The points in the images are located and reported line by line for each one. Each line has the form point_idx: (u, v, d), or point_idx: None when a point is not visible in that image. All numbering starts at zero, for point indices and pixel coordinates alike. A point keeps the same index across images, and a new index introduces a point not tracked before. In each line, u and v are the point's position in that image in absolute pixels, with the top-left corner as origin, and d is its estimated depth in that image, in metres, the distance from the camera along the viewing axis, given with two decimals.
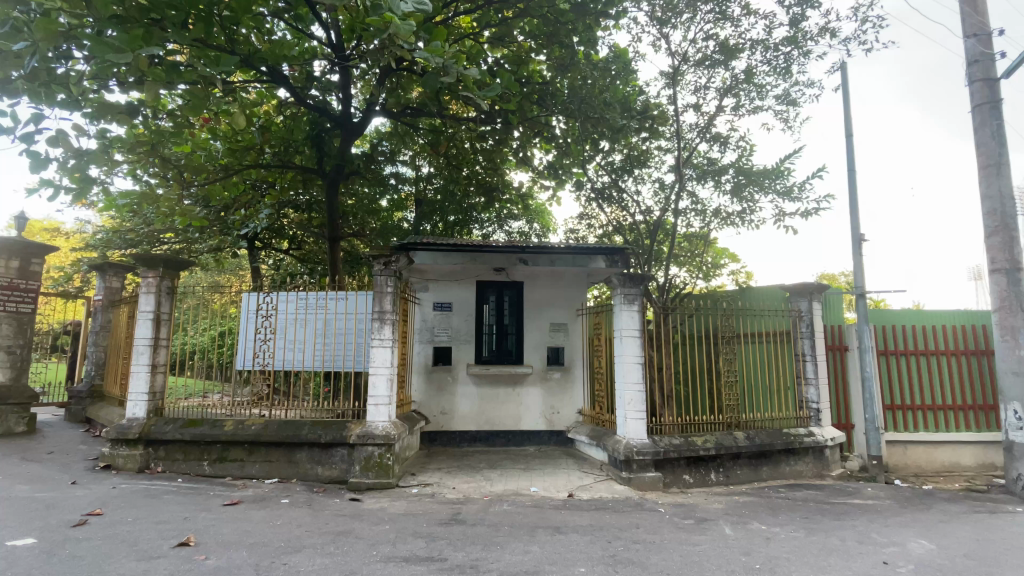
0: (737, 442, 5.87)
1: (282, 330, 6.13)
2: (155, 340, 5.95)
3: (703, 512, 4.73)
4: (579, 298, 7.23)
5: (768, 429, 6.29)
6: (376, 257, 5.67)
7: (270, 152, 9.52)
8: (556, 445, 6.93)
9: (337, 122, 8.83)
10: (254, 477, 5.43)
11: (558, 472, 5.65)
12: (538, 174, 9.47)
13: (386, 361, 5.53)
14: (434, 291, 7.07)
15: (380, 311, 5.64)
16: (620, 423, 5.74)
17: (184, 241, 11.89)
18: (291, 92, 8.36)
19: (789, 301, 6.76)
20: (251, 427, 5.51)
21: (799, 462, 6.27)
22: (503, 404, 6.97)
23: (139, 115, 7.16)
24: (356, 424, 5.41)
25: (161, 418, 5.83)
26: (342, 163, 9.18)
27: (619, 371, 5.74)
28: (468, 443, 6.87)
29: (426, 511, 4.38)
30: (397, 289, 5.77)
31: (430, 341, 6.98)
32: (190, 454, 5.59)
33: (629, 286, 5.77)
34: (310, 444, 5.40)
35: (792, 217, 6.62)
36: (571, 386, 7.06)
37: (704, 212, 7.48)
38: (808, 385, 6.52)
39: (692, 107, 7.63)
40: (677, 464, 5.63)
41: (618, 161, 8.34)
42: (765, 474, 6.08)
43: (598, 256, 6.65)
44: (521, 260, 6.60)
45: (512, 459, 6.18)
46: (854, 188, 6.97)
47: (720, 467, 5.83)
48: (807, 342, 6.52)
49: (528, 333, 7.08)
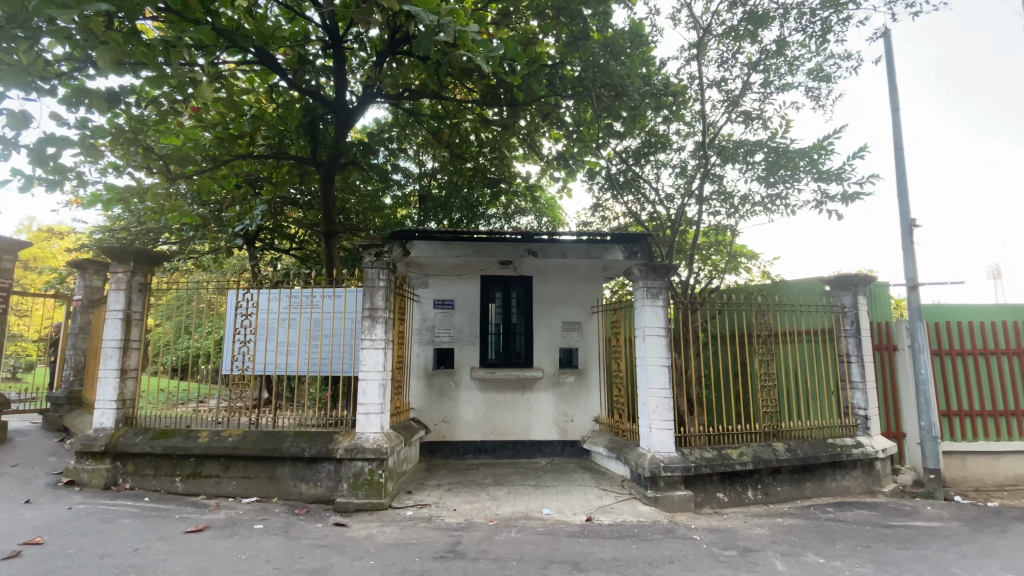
0: (777, 455, 5.16)
1: (265, 330, 5.56)
2: (125, 342, 5.39)
3: (746, 541, 4.03)
4: (594, 294, 6.56)
5: (810, 439, 5.57)
6: (367, 248, 5.02)
7: (264, 143, 8.95)
8: (569, 457, 6.26)
9: (331, 108, 8.24)
10: (230, 495, 4.83)
11: (574, 490, 4.96)
12: (548, 165, 8.84)
13: (378, 364, 4.88)
14: (434, 287, 6.45)
15: (371, 308, 4.98)
16: (643, 435, 5.03)
17: (178, 241, 11.41)
18: (284, 77, 7.78)
19: (831, 296, 6.05)
20: (228, 439, 4.90)
21: (847, 477, 5.55)
22: (511, 411, 6.31)
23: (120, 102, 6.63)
24: (344, 436, 4.78)
25: (131, 428, 5.26)
26: (337, 152, 8.52)
27: (642, 376, 5.04)
28: (473, 454, 6.22)
29: (420, 541, 3.74)
30: (390, 283, 5.14)
31: (431, 343, 6.37)
32: (161, 469, 5.01)
33: (652, 279, 5.10)
34: (293, 458, 4.77)
35: (836, 200, 5.86)
36: (586, 391, 6.39)
37: (730, 197, 6.76)
38: (854, 389, 5.80)
39: (717, 84, 6.95)
40: (710, 481, 4.93)
41: (634, 146, 7.71)
42: (809, 492, 5.36)
43: (616, 246, 5.92)
44: (529, 251, 5.85)
45: (521, 473, 5.52)
46: (901, 168, 6.21)
47: (758, 484, 5.11)
48: (852, 341, 5.80)
49: (538, 333, 6.42)
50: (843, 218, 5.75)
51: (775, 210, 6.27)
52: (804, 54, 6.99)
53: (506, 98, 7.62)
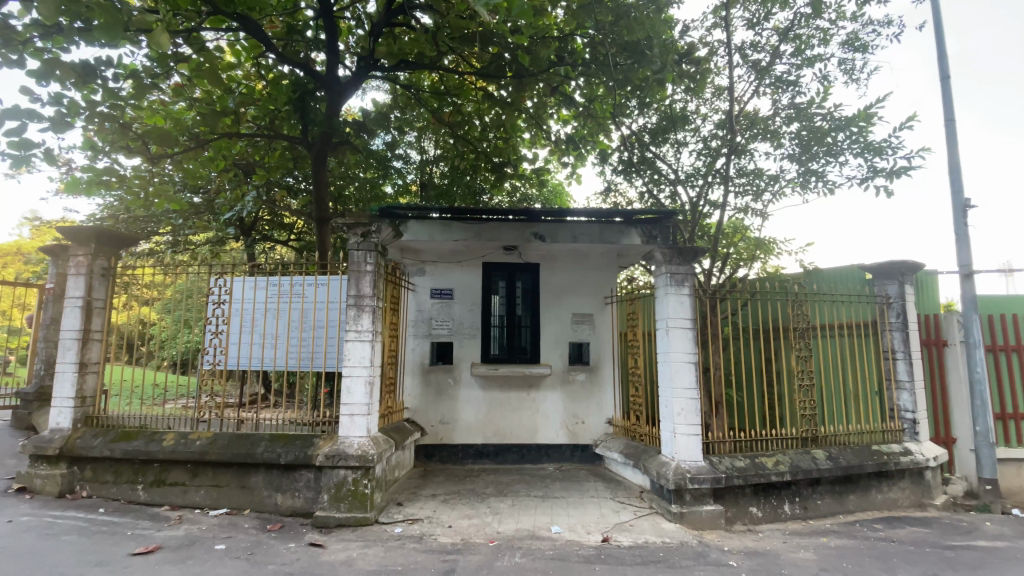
0: (818, 464, 4.54)
1: (240, 320, 5.06)
2: (86, 333, 4.84)
3: (792, 568, 3.42)
4: (608, 283, 5.96)
5: (853, 446, 4.94)
6: (352, 227, 4.39)
7: (253, 123, 8.35)
8: (579, 463, 5.66)
9: (321, 83, 7.60)
10: (197, 507, 4.28)
11: (587, 503, 4.37)
12: (557, 148, 8.24)
13: (365, 358, 4.25)
14: (431, 275, 5.86)
15: (356, 296, 4.35)
16: (666, 441, 4.42)
17: (169, 232, 10.89)
18: (272, 50, 7.17)
19: (872, 285, 5.41)
20: (196, 443, 4.35)
21: (893, 489, 4.95)
22: (516, 412, 5.71)
23: (96, 76, 6.05)
24: (326, 440, 4.19)
25: (91, 429, 4.74)
26: (329, 131, 7.83)
27: (664, 375, 4.43)
28: (473, 459, 5.64)
29: (407, 567, 3.15)
30: (379, 268, 4.51)
31: (428, 336, 5.79)
32: (122, 476, 4.49)
33: (677, 263, 4.49)
34: (267, 465, 4.19)
35: (883, 177, 5.18)
36: (598, 390, 5.78)
37: (759, 177, 6.10)
38: (900, 389, 5.18)
39: (745, 51, 6.27)
40: (742, 493, 4.32)
41: (651, 124, 7.07)
42: (852, 505, 4.74)
43: (634, 229, 5.26)
44: (536, 235, 5.23)
45: (526, 481, 4.94)
46: (952, 143, 5.56)
47: (796, 497, 4.50)
48: (898, 335, 5.17)
49: (546, 326, 5.82)
50: (892, 196, 5.17)
51: (811, 189, 5.64)
52: (839, 21, 6.32)
53: (511, 69, 6.94)
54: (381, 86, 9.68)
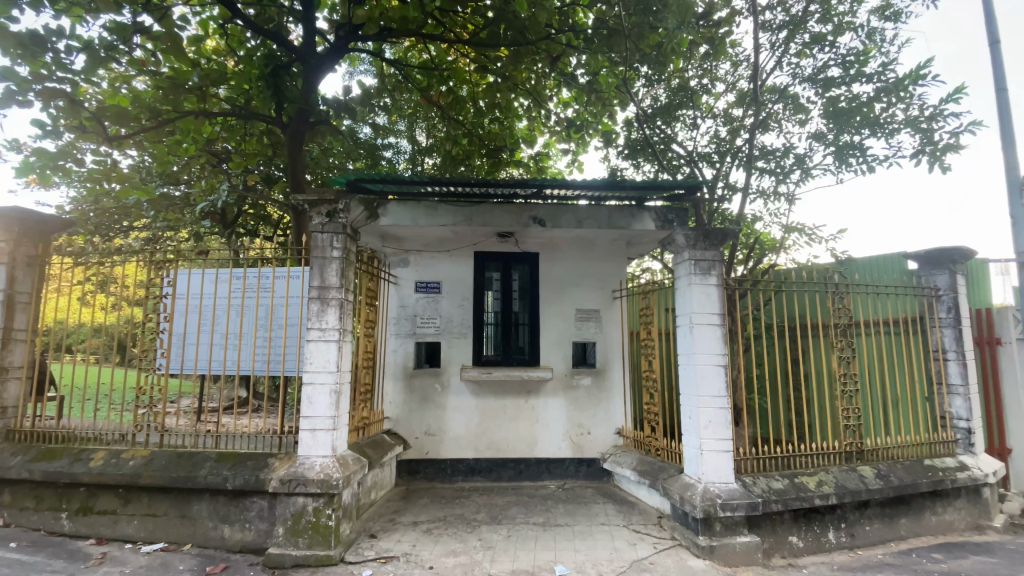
0: (867, 484, 3.86)
1: (190, 317, 4.41)
2: (6, 333, 4.15)
3: None
4: (616, 275, 5.28)
5: (903, 461, 4.27)
6: (315, 204, 3.68)
7: (225, 103, 7.60)
8: (584, 479, 4.98)
9: (296, 55, 6.81)
10: (129, 540, 3.60)
11: (596, 532, 3.69)
12: (556, 132, 7.56)
13: (329, 362, 3.54)
14: (416, 266, 5.17)
15: (320, 287, 3.63)
16: (689, 458, 3.74)
17: (142, 227, 10.17)
18: (245, 21, 6.31)
19: (916, 276, 4.78)
20: (128, 463, 3.64)
21: (948, 510, 4.28)
22: (512, 421, 5.02)
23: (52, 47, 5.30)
24: (282, 461, 3.49)
25: (10, 445, 4.03)
26: (306, 110, 7.01)
27: (687, 380, 3.75)
28: (464, 477, 4.95)
29: None
30: (349, 254, 3.79)
31: (412, 336, 5.09)
32: (44, 502, 3.80)
33: (701, 249, 3.81)
34: (212, 492, 3.49)
35: (936, 149, 4.45)
36: (605, 396, 5.10)
37: (785, 156, 5.38)
38: (951, 393, 4.53)
39: (769, 13, 5.55)
40: (780, 520, 3.64)
41: (662, 100, 6.38)
42: (903, 530, 4.08)
43: (648, 212, 4.49)
44: (534, 219, 4.49)
45: (525, 504, 4.26)
46: (1007, 114, 4.88)
47: (842, 523, 3.83)
48: (950, 334, 4.52)
49: (546, 323, 5.13)
50: (946, 171, 4.42)
51: (849, 167, 4.92)
52: None
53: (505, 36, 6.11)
54: (366, 68, 8.96)
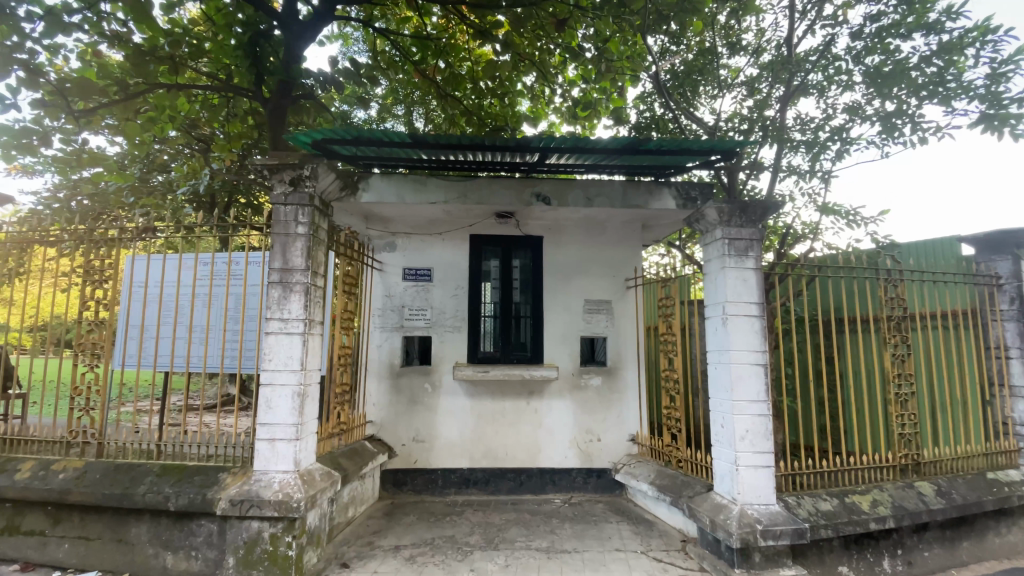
0: (928, 506, 3.28)
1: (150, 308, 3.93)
2: None
3: None
4: (628, 263, 4.69)
5: (965, 475, 3.68)
6: (278, 171, 3.11)
7: (202, 77, 6.95)
8: (592, 492, 4.41)
9: (278, 20, 6.17)
10: (61, 566, 3.06)
11: (609, 561, 3.12)
12: (563, 110, 6.91)
13: (291, 360, 2.97)
14: (403, 251, 4.59)
15: (283, 272, 3.06)
16: (719, 473, 3.17)
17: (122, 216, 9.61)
18: None
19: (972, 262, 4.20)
20: (58, 477, 3.09)
21: (1015, 531, 3.71)
22: (512, 426, 4.45)
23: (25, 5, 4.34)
24: (235, 477, 2.93)
25: None
26: (290, 82, 6.35)
27: (719, 380, 3.17)
28: (457, 489, 4.38)
29: None
30: (318, 231, 3.21)
31: (398, 329, 4.52)
32: None
33: (738, 225, 3.25)
34: (153, 512, 2.94)
35: (1007, 114, 3.79)
36: (616, 397, 4.53)
37: (820, 129, 4.74)
38: (1015, 396, 3.96)
39: None
40: (828, 548, 3.07)
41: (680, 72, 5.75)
42: (965, 556, 3.50)
43: (669, 187, 3.90)
44: (538, 196, 3.89)
45: (526, 522, 3.70)
46: None
47: (898, 549, 3.26)
48: (1013, 328, 3.97)
49: (550, 315, 4.56)
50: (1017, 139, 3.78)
51: (897, 139, 4.30)
52: None
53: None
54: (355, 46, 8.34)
